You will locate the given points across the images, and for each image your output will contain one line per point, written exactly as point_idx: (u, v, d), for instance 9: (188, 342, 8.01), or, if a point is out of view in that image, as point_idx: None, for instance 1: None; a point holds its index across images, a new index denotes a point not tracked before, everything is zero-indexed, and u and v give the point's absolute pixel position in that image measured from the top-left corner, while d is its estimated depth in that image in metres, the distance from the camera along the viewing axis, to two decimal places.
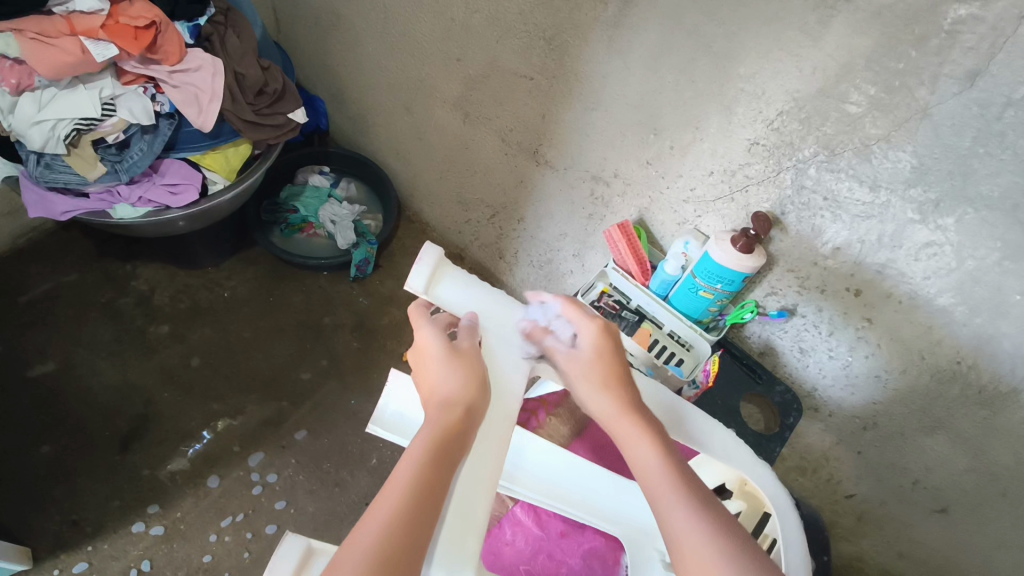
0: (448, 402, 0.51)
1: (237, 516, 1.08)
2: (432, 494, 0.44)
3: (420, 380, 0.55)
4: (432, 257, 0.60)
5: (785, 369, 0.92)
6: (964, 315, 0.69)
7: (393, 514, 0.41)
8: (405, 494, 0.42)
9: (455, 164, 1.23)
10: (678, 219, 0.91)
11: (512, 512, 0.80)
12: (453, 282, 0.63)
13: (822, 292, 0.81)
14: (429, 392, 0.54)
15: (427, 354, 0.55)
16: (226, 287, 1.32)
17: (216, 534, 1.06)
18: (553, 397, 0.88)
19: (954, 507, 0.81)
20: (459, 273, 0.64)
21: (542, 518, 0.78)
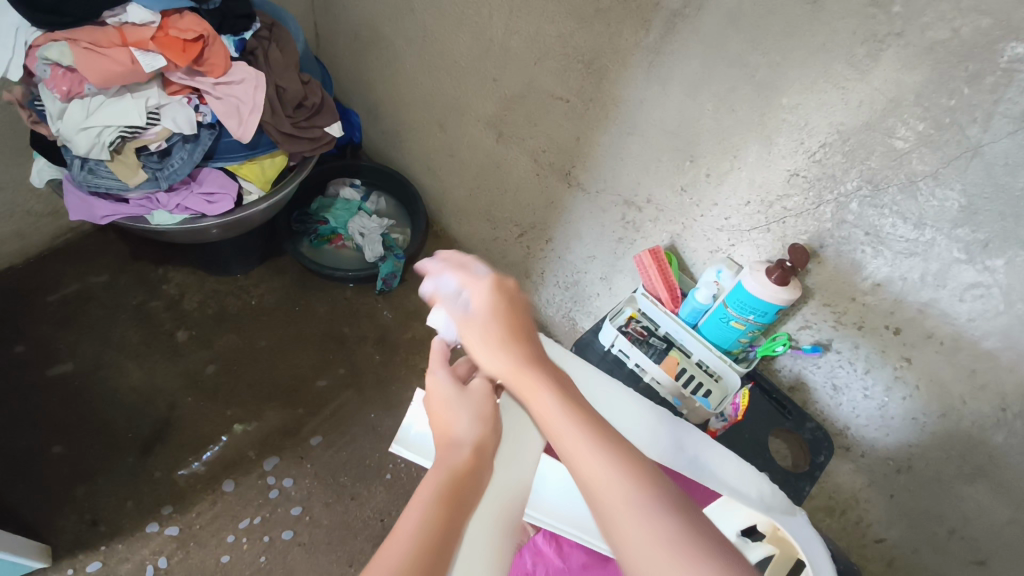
0: (454, 444, 0.49)
1: (255, 519, 1.08)
2: (444, 533, 0.40)
3: (432, 423, 0.53)
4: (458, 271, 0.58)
5: (815, 406, 0.90)
6: (1011, 361, 0.67)
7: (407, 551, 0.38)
8: (418, 532, 0.39)
9: (486, 183, 1.23)
10: (711, 247, 0.89)
11: (533, 540, 0.78)
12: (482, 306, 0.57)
13: (859, 329, 0.79)
14: (444, 433, 0.51)
15: (439, 399, 0.53)
16: (253, 295, 1.33)
17: (232, 543, 1.06)
18: None
19: (993, 559, 0.78)
20: None
21: (563, 549, 0.77)
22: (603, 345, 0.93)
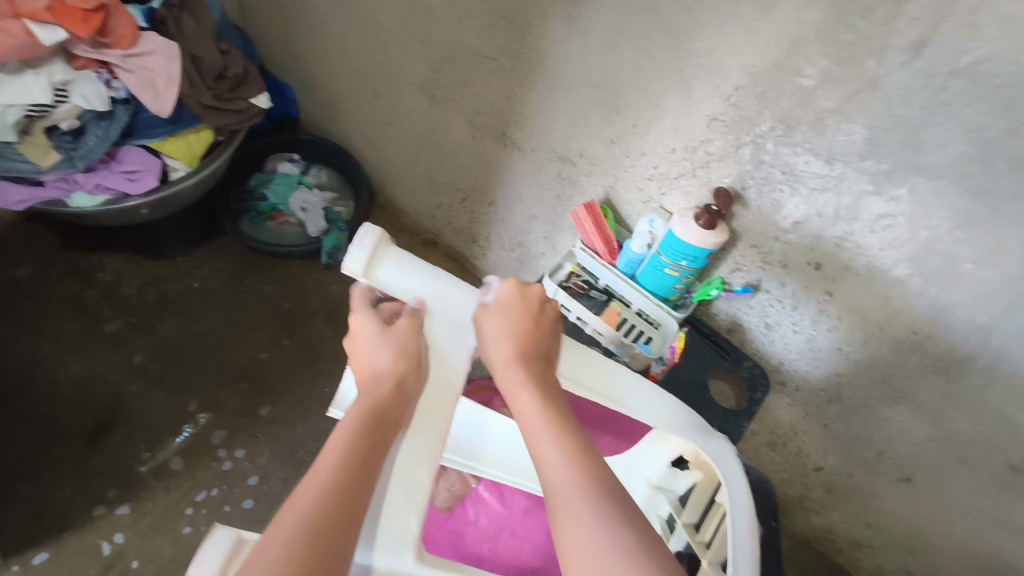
0: (376, 378, 0.51)
1: (212, 491, 1.09)
2: (361, 483, 0.45)
3: (358, 360, 0.54)
4: (371, 237, 0.52)
5: (752, 346, 0.93)
6: (920, 286, 0.71)
7: (317, 497, 0.43)
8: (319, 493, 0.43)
9: (425, 148, 1.22)
10: (643, 197, 0.90)
11: (474, 492, 0.83)
12: (397, 264, 0.53)
13: (784, 267, 0.81)
14: (365, 368, 0.53)
15: (363, 338, 0.54)
16: (195, 277, 1.30)
17: (191, 516, 1.06)
18: None
19: (918, 476, 0.87)
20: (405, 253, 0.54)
21: (504, 497, 0.82)
22: (545, 301, 0.95)
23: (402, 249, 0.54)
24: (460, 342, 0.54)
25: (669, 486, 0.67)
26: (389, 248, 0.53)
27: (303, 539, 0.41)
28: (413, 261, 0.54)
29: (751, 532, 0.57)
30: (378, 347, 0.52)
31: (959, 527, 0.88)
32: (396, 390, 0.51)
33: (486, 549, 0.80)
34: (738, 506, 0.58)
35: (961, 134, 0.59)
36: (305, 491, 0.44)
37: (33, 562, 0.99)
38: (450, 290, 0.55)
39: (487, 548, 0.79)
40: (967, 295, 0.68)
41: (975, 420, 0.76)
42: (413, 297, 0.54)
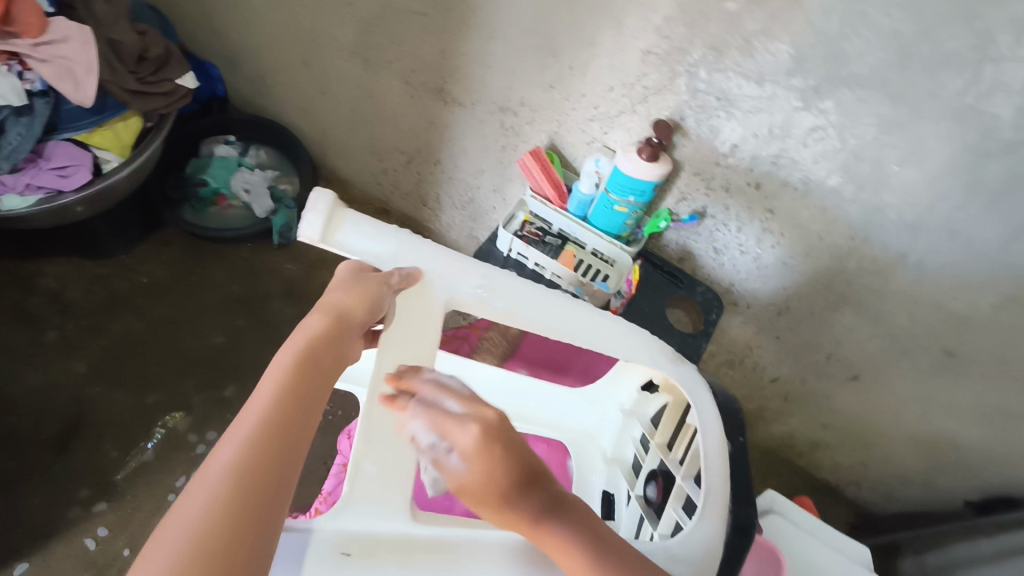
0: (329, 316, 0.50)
1: (192, 476, 1.09)
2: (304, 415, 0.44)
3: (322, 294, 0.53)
4: (324, 201, 0.54)
5: (703, 271, 0.98)
6: (852, 193, 0.75)
7: (258, 418, 0.42)
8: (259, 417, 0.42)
9: (364, 115, 1.20)
10: (587, 138, 0.92)
11: None
12: (357, 227, 0.56)
13: (727, 191, 0.85)
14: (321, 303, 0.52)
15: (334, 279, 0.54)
16: (143, 273, 1.27)
17: (175, 503, 1.06)
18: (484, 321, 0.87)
19: (863, 373, 0.94)
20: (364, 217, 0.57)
21: None
22: (503, 251, 0.96)
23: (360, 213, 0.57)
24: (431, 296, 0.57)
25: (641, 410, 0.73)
26: (346, 213, 0.56)
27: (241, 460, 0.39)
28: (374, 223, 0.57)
29: (718, 446, 0.59)
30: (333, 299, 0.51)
31: (903, 413, 0.95)
32: (334, 321, 0.50)
33: None
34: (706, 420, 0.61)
35: (879, 42, 0.62)
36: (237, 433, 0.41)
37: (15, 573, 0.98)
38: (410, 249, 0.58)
39: None
40: (895, 196, 0.72)
41: (910, 313, 0.82)
42: (380, 259, 0.57)
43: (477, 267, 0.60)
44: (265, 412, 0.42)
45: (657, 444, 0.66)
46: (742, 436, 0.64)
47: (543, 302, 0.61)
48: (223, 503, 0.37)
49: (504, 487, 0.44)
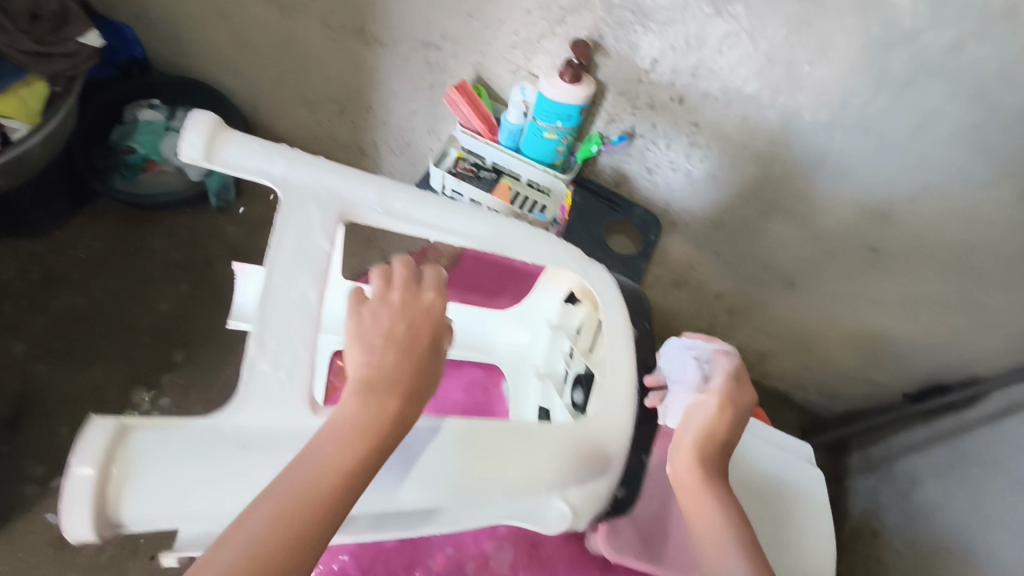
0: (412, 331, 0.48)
1: None
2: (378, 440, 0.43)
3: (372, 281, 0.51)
4: (204, 116, 0.50)
5: (640, 193, 0.99)
6: (769, 98, 0.76)
7: (332, 436, 0.42)
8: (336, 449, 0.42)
9: (289, 64, 1.16)
10: (511, 67, 0.91)
11: None
12: (241, 146, 0.51)
13: (652, 108, 0.85)
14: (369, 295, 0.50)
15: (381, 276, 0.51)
16: (78, 247, 1.23)
17: None
18: None
19: (798, 279, 0.97)
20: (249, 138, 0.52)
21: None
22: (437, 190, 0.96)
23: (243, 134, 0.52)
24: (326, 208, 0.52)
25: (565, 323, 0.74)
26: (230, 132, 0.52)
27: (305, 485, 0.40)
28: (260, 142, 0.52)
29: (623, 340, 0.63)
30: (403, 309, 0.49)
31: (839, 314, 0.99)
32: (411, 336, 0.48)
33: None
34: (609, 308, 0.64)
35: None
36: (304, 462, 0.41)
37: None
38: (301, 163, 0.53)
39: None
40: (810, 97, 0.73)
41: (835, 214, 0.84)
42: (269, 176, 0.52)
43: (376, 179, 0.56)
44: (342, 437, 0.42)
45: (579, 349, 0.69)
46: (647, 321, 0.68)
47: (450, 214, 0.59)
48: (288, 531, 0.38)
49: (722, 443, 0.56)
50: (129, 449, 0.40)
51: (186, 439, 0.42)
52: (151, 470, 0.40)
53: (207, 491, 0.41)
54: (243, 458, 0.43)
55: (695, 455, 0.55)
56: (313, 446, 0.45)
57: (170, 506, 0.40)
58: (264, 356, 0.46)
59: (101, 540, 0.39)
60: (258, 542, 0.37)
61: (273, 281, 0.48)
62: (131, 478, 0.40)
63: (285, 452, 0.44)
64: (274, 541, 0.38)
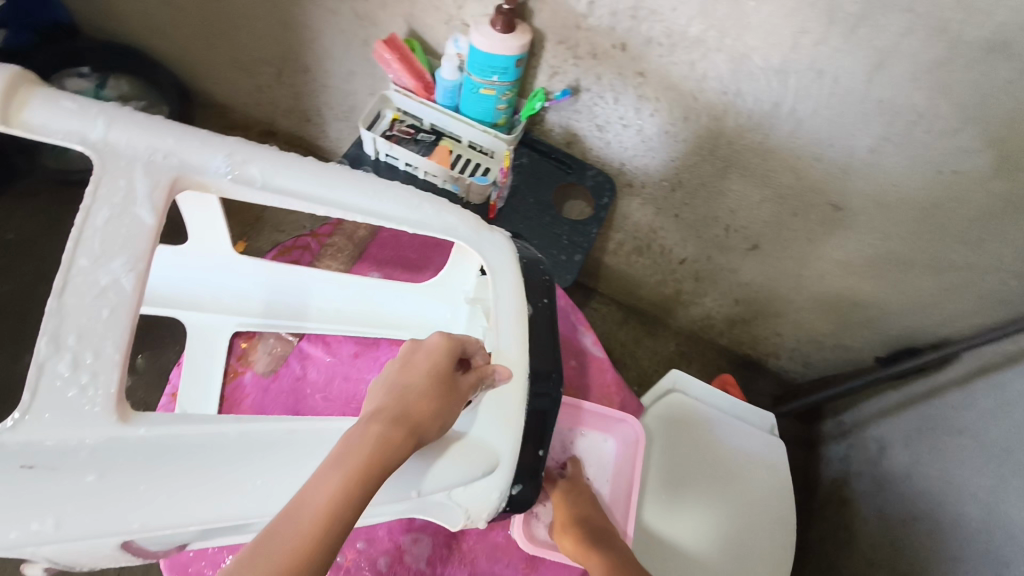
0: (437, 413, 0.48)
1: None
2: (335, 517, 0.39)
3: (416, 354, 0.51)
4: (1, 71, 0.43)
5: (593, 153, 0.92)
6: (716, 41, 0.69)
7: (327, 508, 0.39)
8: (320, 520, 0.39)
9: (217, 24, 1.08)
10: (443, 18, 0.83)
11: (299, 347, 0.78)
12: (50, 103, 0.44)
13: (595, 58, 0.78)
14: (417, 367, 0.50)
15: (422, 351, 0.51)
16: (8, 228, 1.16)
17: None
18: (323, 229, 0.81)
19: (763, 242, 0.91)
20: (63, 94, 0.45)
21: (332, 345, 0.78)
22: (371, 155, 0.89)
23: (62, 91, 0.45)
24: (155, 168, 0.45)
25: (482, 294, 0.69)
26: (39, 90, 0.44)
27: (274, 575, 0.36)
28: (76, 99, 0.45)
29: (516, 309, 0.59)
30: (413, 357, 0.51)
31: (807, 278, 0.93)
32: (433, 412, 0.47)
33: (320, 400, 0.75)
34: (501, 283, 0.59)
35: None
36: (302, 504, 0.39)
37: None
38: (128, 119, 0.45)
39: (320, 398, 0.75)
40: (758, 37, 0.66)
41: (795, 169, 0.78)
42: (85, 138, 0.44)
43: (229, 140, 0.49)
44: (332, 503, 0.40)
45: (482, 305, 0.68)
46: (547, 298, 0.62)
47: (319, 174, 0.52)
48: None
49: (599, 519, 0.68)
50: None
51: None
52: None
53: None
54: (33, 484, 0.38)
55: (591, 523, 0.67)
56: (123, 464, 0.41)
57: None
58: (60, 358, 0.40)
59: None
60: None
61: (74, 262, 0.41)
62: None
63: (85, 471, 0.40)
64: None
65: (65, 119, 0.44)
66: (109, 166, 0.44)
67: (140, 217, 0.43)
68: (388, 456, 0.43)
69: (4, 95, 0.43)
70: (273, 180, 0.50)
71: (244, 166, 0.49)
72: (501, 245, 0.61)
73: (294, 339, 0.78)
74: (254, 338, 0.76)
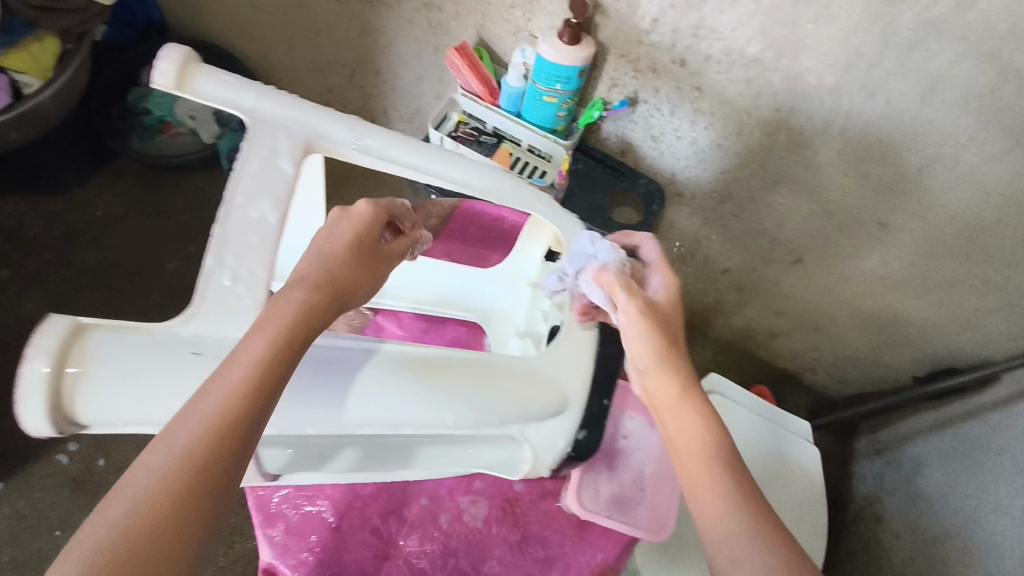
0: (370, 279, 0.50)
1: None
2: (272, 387, 0.39)
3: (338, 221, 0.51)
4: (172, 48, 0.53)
5: (645, 162, 0.96)
6: (772, 60, 0.73)
7: (247, 379, 0.38)
8: (236, 395, 0.38)
9: (299, 27, 1.16)
10: (512, 28, 0.89)
11: (374, 321, 0.83)
12: (212, 78, 0.54)
13: (654, 71, 0.83)
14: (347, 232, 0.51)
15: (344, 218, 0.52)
16: (97, 206, 1.28)
17: None
18: None
19: (807, 255, 0.94)
20: (220, 70, 0.55)
21: (403, 321, 0.84)
22: None
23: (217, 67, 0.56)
24: (295, 135, 0.55)
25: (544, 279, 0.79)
26: (200, 65, 0.54)
27: (206, 438, 0.36)
28: (229, 74, 0.55)
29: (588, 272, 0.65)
30: (335, 234, 0.50)
31: (849, 293, 0.96)
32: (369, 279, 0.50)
33: None
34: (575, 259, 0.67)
35: None
36: (226, 376, 0.38)
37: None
38: (273, 96, 0.56)
39: None
40: (813, 58, 0.70)
41: (843, 185, 0.81)
42: (240, 107, 0.55)
43: (355, 121, 0.60)
44: (251, 377, 0.39)
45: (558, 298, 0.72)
46: None
47: (419, 152, 0.62)
48: (181, 485, 0.34)
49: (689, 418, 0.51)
50: (84, 346, 0.41)
51: (145, 345, 0.43)
52: (106, 370, 0.41)
53: (169, 398, 0.43)
54: (201, 367, 0.44)
55: (683, 430, 0.51)
56: None
57: (129, 411, 0.42)
58: (223, 271, 0.48)
59: (53, 435, 0.40)
60: (182, 451, 0.35)
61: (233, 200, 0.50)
62: (87, 372, 0.41)
63: None
64: (198, 445, 0.36)
65: (225, 90, 0.54)
66: (258, 132, 0.54)
67: (283, 169, 0.53)
68: (311, 317, 0.44)
69: (176, 67, 0.53)
70: (388, 154, 0.61)
71: (366, 143, 0.60)
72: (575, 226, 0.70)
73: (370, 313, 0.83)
74: None
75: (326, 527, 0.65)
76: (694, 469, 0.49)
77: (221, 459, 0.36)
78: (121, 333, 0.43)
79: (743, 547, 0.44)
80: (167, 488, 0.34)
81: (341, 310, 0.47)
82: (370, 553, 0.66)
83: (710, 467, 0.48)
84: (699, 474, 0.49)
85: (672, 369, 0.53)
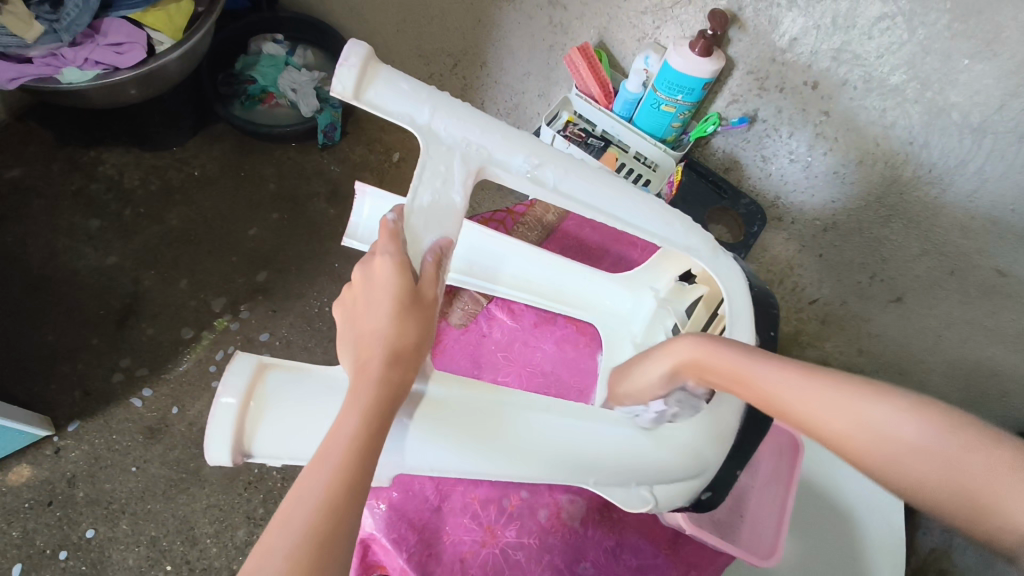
0: (395, 340, 0.49)
1: (229, 349, 1.15)
2: (365, 465, 0.44)
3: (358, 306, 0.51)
4: (356, 54, 0.55)
5: (749, 182, 0.95)
6: (916, 92, 0.72)
7: (338, 462, 0.43)
8: (334, 476, 0.42)
9: (410, 13, 1.18)
10: (638, 35, 0.89)
11: (488, 308, 0.84)
12: (388, 84, 0.56)
13: (782, 91, 0.82)
14: (370, 321, 0.50)
15: (363, 290, 0.52)
16: (194, 166, 1.32)
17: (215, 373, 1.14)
18: (520, 208, 0.91)
19: (908, 296, 0.88)
20: (394, 74, 0.57)
21: (515, 312, 0.85)
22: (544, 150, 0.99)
23: (394, 70, 0.57)
24: (467, 162, 0.59)
25: (673, 300, 0.81)
26: (378, 69, 0.56)
27: (320, 514, 0.40)
28: (406, 81, 0.57)
29: (749, 337, 0.64)
30: (374, 289, 0.51)
31: None
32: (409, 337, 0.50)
33: (501, 358, 0.82)
34: (738, 319, 0.65)
35: None
36: (327, 453, 0.43)
37: (69, 431, 1.06)
38: (445, 111, 0.58)
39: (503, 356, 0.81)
40: (962, 94, 0.68)
41: (966, 229, 0.77)
42: (414, 121, 0.57)
43: (525, 142, 0.62)
44: (345, 457, 0.43)
45: (687, 332, 0.75)
46: (774, 331, 0.66)
47: (582, 176, 0.65)
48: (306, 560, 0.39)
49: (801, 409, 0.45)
50: (263, 384, 0.52)
51: (310, 389, 0.53)
52: (280, 406, 0.52)
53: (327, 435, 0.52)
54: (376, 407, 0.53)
55: (820, 425, 0.44)
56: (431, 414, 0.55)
57: (295, 446, 0.52)
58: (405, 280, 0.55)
59: (234, 463, 0.51)
60: (304, 526, 0.40)
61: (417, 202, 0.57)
62: (264, 412, 0.51)
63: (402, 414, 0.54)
64: (314, 522, 0.40)
65: (401, 100, 0.57)
66: (432, 149, 0.58)
67: (454, 200, 0.58)
68: (388, 392, 0.47)
69: (356, 72, 0.55)
70: (559, 181, 0.63)
71: (537, 167, 0.62)
72: (734, 270, 0.69)
73: (483, 301, 0.84)
74: (452, 294, 0.83)
75: (431, 511, 0.69)
76: (861, 442, 0.41)
77: (338, 537, 0.40)
78: (293, 377, 0.54)
79: (1004, 501, 0.35)
80: (293, 563, 0.38)
81: (415, 357, 0.50)
82: (468, 538, 0.68)
83: (907, 428, 0.40)
84: (896, 452, 0.40)
85: (765, 383, 0.48)
